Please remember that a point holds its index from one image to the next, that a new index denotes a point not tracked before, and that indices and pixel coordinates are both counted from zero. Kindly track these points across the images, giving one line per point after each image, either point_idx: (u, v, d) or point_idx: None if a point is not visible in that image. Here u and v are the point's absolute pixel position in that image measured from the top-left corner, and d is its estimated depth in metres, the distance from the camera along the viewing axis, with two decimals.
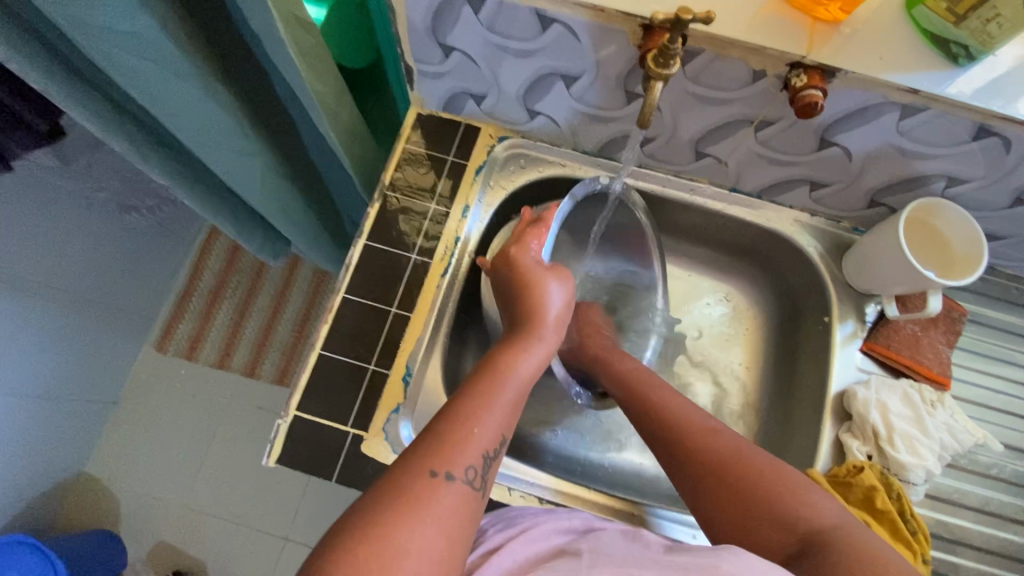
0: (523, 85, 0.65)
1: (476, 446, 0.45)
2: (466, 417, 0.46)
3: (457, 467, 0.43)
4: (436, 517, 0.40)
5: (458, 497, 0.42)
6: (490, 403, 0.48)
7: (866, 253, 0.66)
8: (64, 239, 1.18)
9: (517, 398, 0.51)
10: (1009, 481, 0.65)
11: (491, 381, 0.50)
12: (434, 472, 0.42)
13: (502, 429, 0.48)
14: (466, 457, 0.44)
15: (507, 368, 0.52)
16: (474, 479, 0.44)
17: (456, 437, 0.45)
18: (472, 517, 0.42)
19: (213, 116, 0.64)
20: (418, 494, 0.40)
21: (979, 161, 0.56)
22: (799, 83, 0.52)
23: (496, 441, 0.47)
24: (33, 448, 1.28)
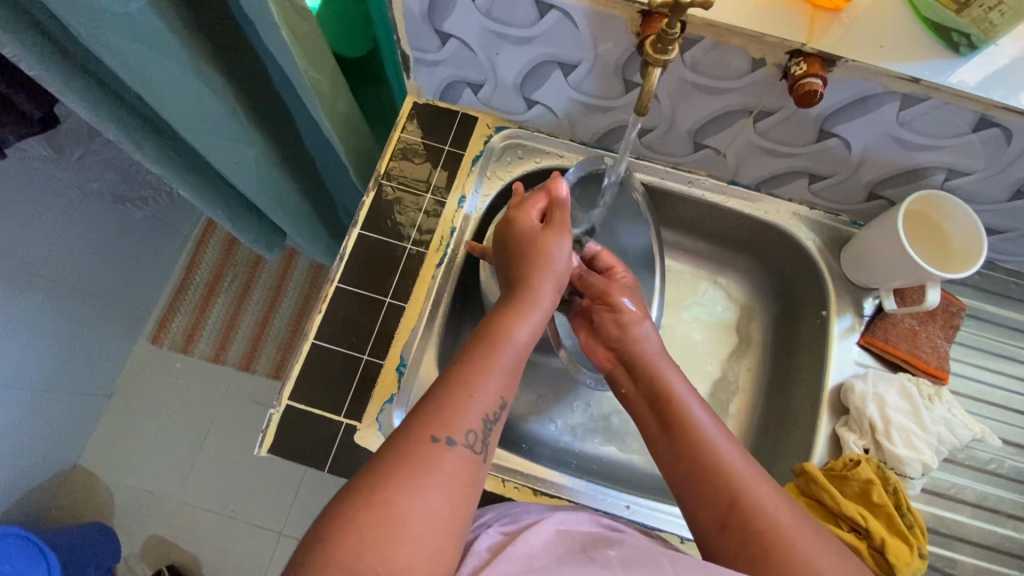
0: (520, 74, 0.64)
1: (476, 411, 0.45)
2: (464, 384, 0.46)
3: (456, 432, 0.43)
4: (437, 482, 0.41)
5: (459, 462, 0.42)
6: (488, 366, 0.48)
7: (865, 246, 0.65)
8: (57, 230, 1.17)
9: (518, 361, 0.50)
10: (1007, 476, 0.64)
11: (488, 345, 0.49)
12: (436, 438, 0.42)
13: (503, 390, 0.47)
14: (464, 422, 0.44)
15: (505, 331, 0.51)
16: (475, 443, 0.43)
17: (456, 403, 0.44)
18: (475, 480, 0.43)
19: (207, 103, 0.63)
20: (419, 459, 0.41)
21: (979, 153, 0.56)
22: (799, 72, 0.51)
23: (498, 400, 0.47)
24: (26, 440, 1.27)
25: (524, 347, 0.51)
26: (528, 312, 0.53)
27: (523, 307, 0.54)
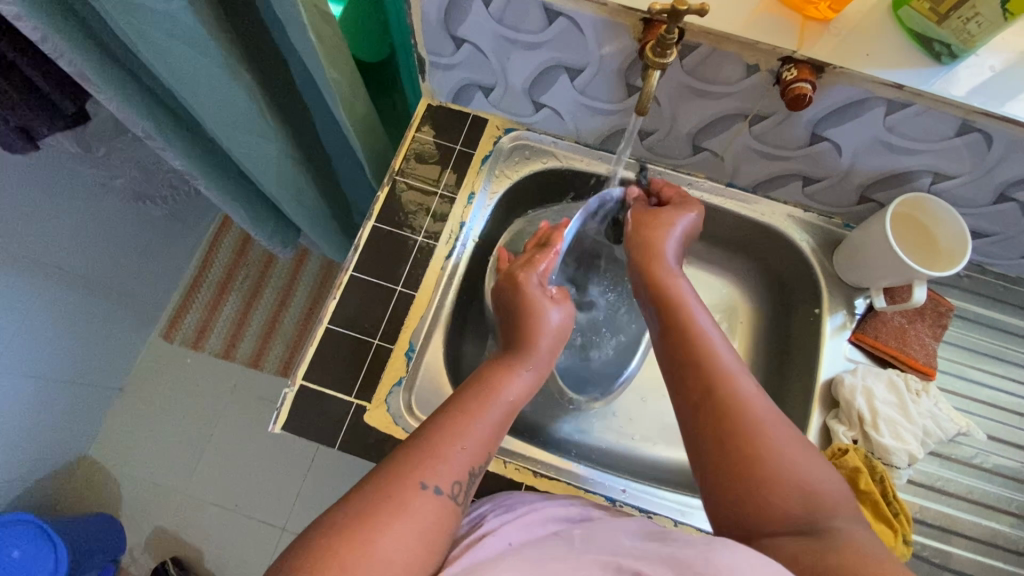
0: (529, 78, 0.68)
1: (462, 464, 0.49)
2: (454, 435, 0.50)
3: (443, 482, 0.48)
4: (416, 527, 0.44)
5: (438, 510, 0.46)
6: (477, 420, 0.52)
7: (856, 247, 0.68)
8: (79, 223, 1.21)
9: (503, 417, 0.54)
10: (993, 471, 0.66)
11: (477, 398, 0.54)
12: (424, 484, 0.47)
13: (487, 445, 0.52)
14: (450, 472, 0.48)
15: (493, 387, 0.55)
16: (457, 494, 0.48)
17: (443, 452, 0.49)
18: (449, 529, 0.47)
19: (235, 99, 0.67)
20: (404, 501, 0.45)
21: (963, 157, 0.59)
22: (790, 77, 0.54)
23: (481, 458, 0.51)
24: (39, 428, 1.30)
25: (510, 405, 0.55)
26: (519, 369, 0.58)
27: (519, 361, 0.58)
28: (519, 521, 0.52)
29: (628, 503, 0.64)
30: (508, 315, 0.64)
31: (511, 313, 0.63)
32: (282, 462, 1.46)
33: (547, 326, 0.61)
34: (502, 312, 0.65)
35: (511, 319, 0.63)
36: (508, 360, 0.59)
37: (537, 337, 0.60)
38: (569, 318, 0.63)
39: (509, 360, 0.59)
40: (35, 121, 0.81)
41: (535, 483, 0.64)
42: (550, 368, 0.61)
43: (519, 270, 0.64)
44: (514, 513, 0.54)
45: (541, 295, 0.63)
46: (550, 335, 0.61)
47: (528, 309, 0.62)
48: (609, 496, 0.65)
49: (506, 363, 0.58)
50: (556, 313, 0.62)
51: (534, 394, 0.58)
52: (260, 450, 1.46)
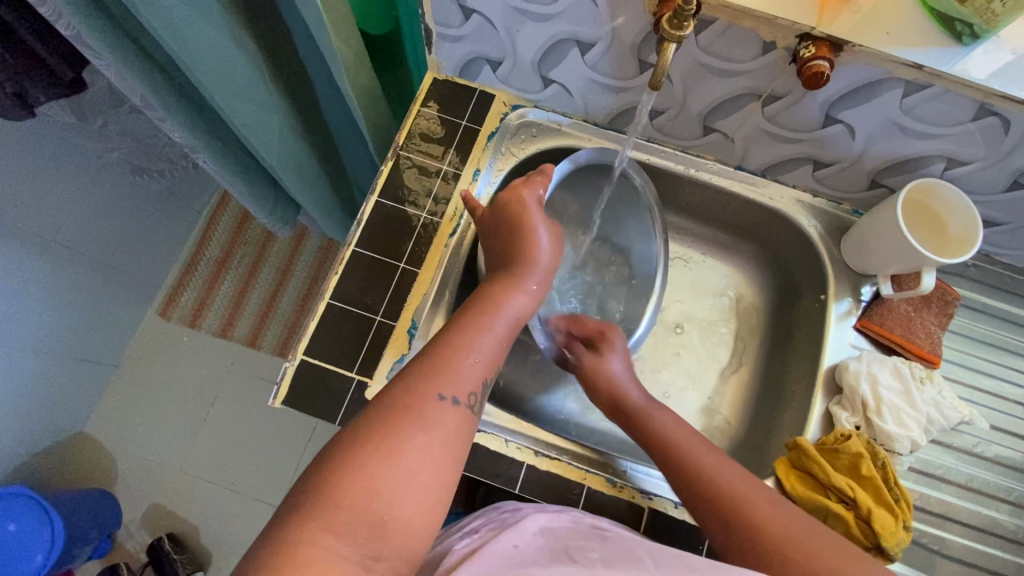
0: (539, 51, 0.66)
1: (477, 376, 0.50)
2: (462, 346, 0.50)
3: (460, 393, 0.48)
4: (436, 434, 0.45)
5: (458, 419, 0.47)
6: (484, 332, 0.53)
7: (865, 233, 0.67)
8: (73, 196, 1.18)
9: (508, 329, 0.56)
10: (993, 460, 0.66)
11: (486, 314, 0.54)
12: (442, 396, 0.46)
13: (497, 354, 0.53)
14: (467, 384, 0.48)
15: (497, 302, 0.56)
16: (473, 404, 0.49)
17: (454, 363, 0.49)
18: (468, 437, 0.47)
19: (235, 62, 0.65)
20: (425, 414, 0.45)
21: (977, 143, 0.58)
22: (808, 55, 0.53)
23: (491, 371, 0.52)
24: (35, 404, 1.29)
25: (516, 318, 0.56)
26: (526, 285, 0.59)
27: (524, 280, 0.59)
28: (521, 527, 0.53)
29: (630, 483, 0.64)
30: (502, 229, 0.62)
31: (508, 233, 0.62)
32: (280, 440, 1.45)
33: (541, 248, 0.61)
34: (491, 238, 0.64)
35: (502, 237, 0.62)
36: (515, 275, 0.59)
37: (538, 254, 0.61)
38: (556, 238, 0.64)
39: (515, 276, 0.59)
40: (31, 87, 0.79)
41: (536, 463, 0.64)
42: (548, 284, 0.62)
43: (521, 188, 0.63)
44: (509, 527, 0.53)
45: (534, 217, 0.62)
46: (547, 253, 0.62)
47: (523, 224, 0.61)
48: (611, 477, 0.64)
49: (512, 279, 0.59)
50: (545, 231, 0.62)
51: (536, 310, 0.60)
52: (258, 429, 1.46)
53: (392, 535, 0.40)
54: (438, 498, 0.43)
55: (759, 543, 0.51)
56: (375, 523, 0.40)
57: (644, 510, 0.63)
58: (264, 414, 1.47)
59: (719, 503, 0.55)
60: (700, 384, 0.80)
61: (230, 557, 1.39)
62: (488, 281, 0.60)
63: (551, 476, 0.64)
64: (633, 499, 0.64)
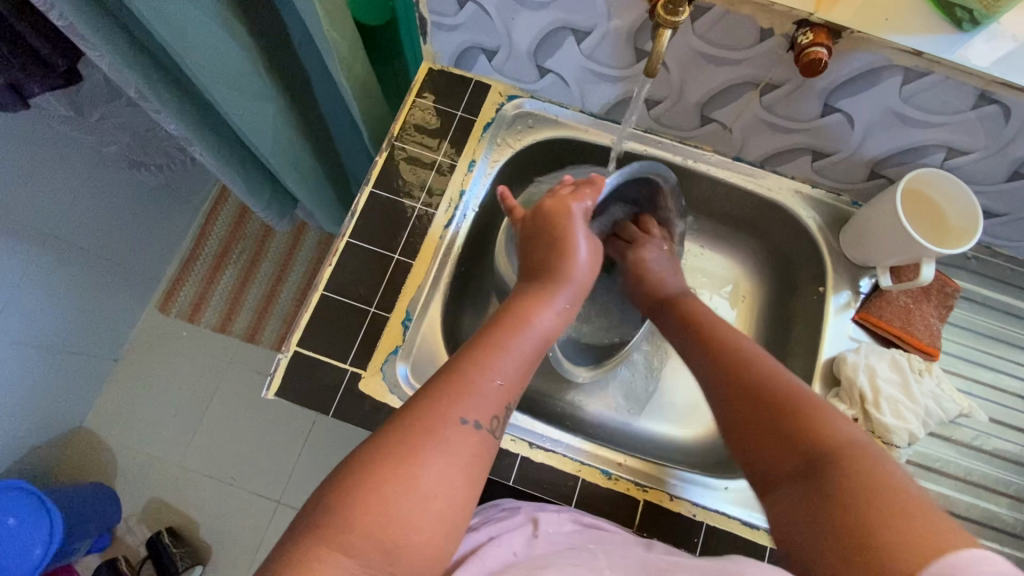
0: (534, 40, 0.66)
1: (500, 398, 0.48)
2: (486, 367, 0.48)
3: (483, 416, 0.46)
4: (456, 459, 0.43)
5: (479, 443, 0.45)
6: (509, 351, 0.50)
7: (863, 225, 0.67)
8: (69, 189, 1.18)
9: (536, 348, 0.53)
10: (992, 454, 0.66)
11: (510, 330, 0.52)
12: (464, 420, 0.45)
13: (522, 374, 0.51)
14: (490, 407, 0.47)
15: (524, 321, 0.53)
16: (495, 428, 0.47)
17: (476, 384, 0.47)
18: (488, 461, 0.46)
19: (228, 51, 0.65)
20: (446, 437, 0.43)
21: (978, 131, 0.57)
22: (806, 41, 0.52)
23: (515, 393, 0.50)
24: (33, 399, 1.29)
25: (544, 336, 0.54)
26: (554, 301, 0.56)
27: (551, 295, 0.57)
28: (520, 529, 0.53)
29: (625, 475, 0.64)
30: (540, 242, 0.61)
31: (546, 241, 0.61)
32: (279, 435, 1.45)
33: (576, 265, 0.59)
34: (532, 239, 0.62)
35: (536, 244, 0.61)
36: (541, 290, 0.57)
37: (571, 268, 0.59)
38: (595, 257, 0.62)
39: (542, 290, 0.57)
40: (25, 78, 0.78)
41: (531, 454, 0.64)
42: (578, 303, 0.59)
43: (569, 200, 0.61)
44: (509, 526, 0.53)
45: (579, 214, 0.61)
46: (580, 269, 0.60)
47: (564, 231, 0.60)
48: (605, 469, 0.64)
49: (539, 293, 0.57)
50: (585, 242, 0.60)
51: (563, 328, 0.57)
52: (257, 423, 1.46)
53: (404, 559, 0.39)
54: (455, 523, 0.42)
55: (759, 399, 0.51)
56: (388, 549, 0.39)
57: (639, 502, 0.63)
58: (263, 408, 1.47)
59: (731, 368, 0.55)
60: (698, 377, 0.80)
61: (229, 551, 1.39)
62: (517, 293, 0.58)
63: (547, 467, 0.64)
64: (627, 491, 0.63)
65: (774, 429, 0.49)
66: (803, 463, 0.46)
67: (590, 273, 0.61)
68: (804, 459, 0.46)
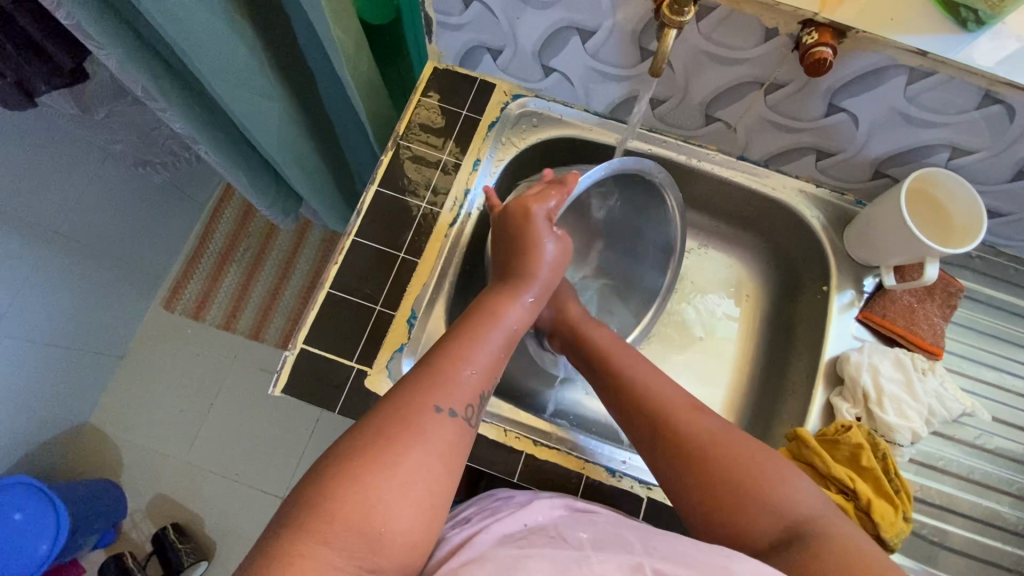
0: (540, 39, 0.66)
1: (474, 387, 0.48)
2: (458, 357, 0.49)
3: (457, 405, 0.46)
4: (433, 447, 0.43)
5: (455, 431, 0.45)
6: (482, 342, 0.51)
7: (867, 225, 0.67)
8: (75, 187, 1.19)
9: (507, 339, 0.54)
10: (995, 452, 0.66)
11: (482, 323, 0.53)
12: (438, 408, 0.45)
13: (496, 364, 0.52)
14: (463, 395, 0.47)
15: (493, 314, 0.54)
16: (470, 416, 0.47)
17: (449, 374, 0.48)
18: (466, 449, 0.46)
19: (235, 51, 0.65)
20: (421, 426, 0.44)
21: (982, 131, 0.58)
22: (811, 41, 0.52)
23: (489, 382, 0.50)
24: (39, 395, 1.30)
25: (514, 327, 0.54)
26: (523, 295, 0.57)
27: (522, 289, 0.57)
28: (507, 518, 0.51)
29: (628, 473, 0.64)
30: (510, 243, 0.61)
31: (510, 248, 0.60)
32: (283, 432, 1.46)
33: (543, 260, 0.59)
34: (500, 245, 0.62)
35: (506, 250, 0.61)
36: (511, 287, 0.57)
37: (539, 264, 0.59)
38: (565, 254, 0.61)
39: (514, 285, 0.58)
40: (32, 77, 0.78)
41: (535, 452, 0.64)
42: (545, 295, 0.60)
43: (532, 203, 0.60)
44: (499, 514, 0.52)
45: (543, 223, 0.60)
46: (547, 264, 0.60)
47: (528, 237, 0.59)
48: (609, 467, 0.64)
49: (508, 290, 0.57)
50: (553, 245, 0.60)
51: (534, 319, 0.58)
52: (261, 420, 1.47)
53: (387, 548, 0.39)
54: (436, 510, 0.42)
55: (698, 462, 0.51)
56: (370, 537, 0.39)
57: (643, 500, 0.63)
58: (267, 405, 1.48)
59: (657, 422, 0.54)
60: (701, 376, 0.80)
61: (234, 547, 1.40)
62: (487, 291, 0.58)
63: (551, 465, 0.64)
64: (631, 489, 0.64)
65: (723, 497, 0.49)
66: (774, 532, 0.47)
67: (558, 266, 0.61)
68: (776, 528, 0.47)
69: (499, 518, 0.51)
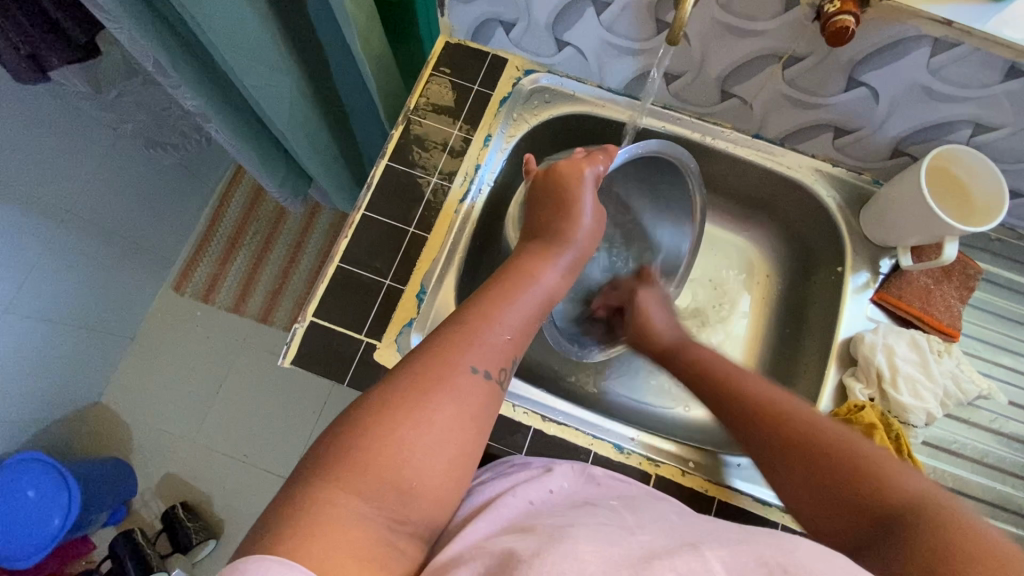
0: (554, 12, 0.65)
1: (507, 350, 0.48)
2: (494, 318, 0.49)
3: (492, 366, 0.46)
4: (465, 405, 0.43)
5: (486, 392, 0.45)
6: (515, 306, 0.51)
7: (886, 204, 0.65)
8: (87, 166, 1.19)
9: (539, 306, 0.53)
10: (1011, 437, 0.65)
11: (515, 285, 0.52)
12: (473, 368, 0.45)
13: (527, 329, 0.51)
14: (497, 357, 0.47)
15: (531, 277, 0.54)
16: (501, 379, 0.47)
17: (484, 335, 0.47)
18: (494, 410, 0.46)
19: (248, 22, 0.65)
20: (457, 384, 0.43)
21: (1006, 106, 0.56)
22: (832, 10, 0.51)
23: (520, 347, 0.50)
24: (51, 373, 1.31)
25: (547, 294, 0.54)
26: (555, 259, 0.57)
27: (555, 254, 0.57)
28: (534, 482, 0.51)
29: (637, 450, 0.64)
30: (546, 202, 0.60)
31: (552, 205, 0.60)
32: (291, 413, 1.47)
33: (581, 226, 0.59)
34: (536, 201, 0.62)
35: (541, 207, 0.61)
36: (544, 252, 0.57)
37: (575, 230, 0.59)
38: (601, 220, 0.61)
39: (546, 250, 0.57)
40: (46, 50, 0.78)
41: (543, 428, 0.64)
42: (580, 265, 0.59)
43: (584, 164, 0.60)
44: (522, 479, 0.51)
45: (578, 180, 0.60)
46: (586, 232, 0.59)
47: (571, 200, 0.59)
48: (617, 444, 0.64)
49: (542, 255, 0.56)
50: (591, 209, 0.60)
51: (567, 288, 0.57)
52: (269, 401, 1.48)
53: (416, 501, 0.39)
54: (463, 471, 0.42)
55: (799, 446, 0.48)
56: (402, 491, 0.38)
57: (651, 477, 0.63)
58: (275, 387, 1.49)
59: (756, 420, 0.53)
60: None
61: (242, 526, 1.41)
62: (520, 251, 0.58)
63: (558, 441, 0.64)
64: (639, 465, 0.64)
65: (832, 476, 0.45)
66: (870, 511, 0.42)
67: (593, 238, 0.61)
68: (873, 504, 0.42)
69: (529, 482, 0.50)
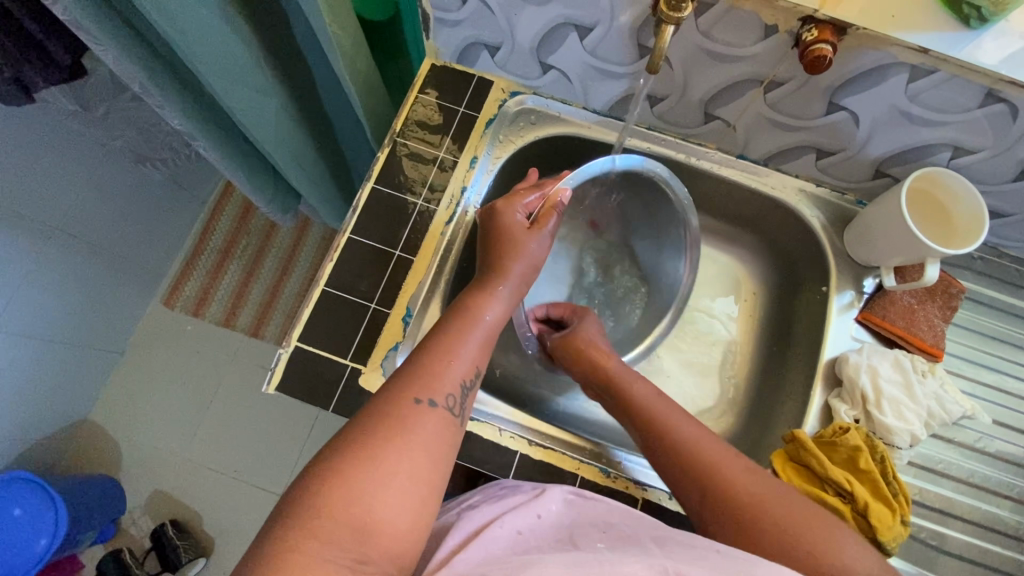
0: (537, 36, 0.65)
1: (455, 380, 0.49)
2: (440, 351, 0.50)
3: (438, 395, 0.47)
4: (417, 439, 0.44)
5: (437, 421, 0.46)
6: (460, 338, 0.52)
7: (869, 224, 0.66)
8: (75, 183, 1.18)
9: (487, 337, 0.55)
10: (996, 456, 0.65)
11: (459, 320, 0.54)
12: (419, 399, 0.46)
13: (477, 360, 0.52)
14: (444, 385, 0.48)
15: (472, 309, 0.56)
16: (453, 406, 0.48)
17: (431, 368, 0.49)
18: (453, 440, 0.46)
19: (231, 46, 0.64)
20: (405, 419, 0.44)
21: (985, 130, 0.57)
22: (810, 38, 0.51)
23: (472, 375, 0.51)
24: (38, 390, 1.29)
25: (490, 321, 0.56)
26: (496, 289, 0.59)
27: (494, 282, 0.59)
28: (518, 513, 0.50)
29: (624, 473, 0.64)
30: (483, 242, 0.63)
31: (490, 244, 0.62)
32: (282, 428, 1.46)
33: (520, 250, 0.61)
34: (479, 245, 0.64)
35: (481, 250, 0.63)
36: (484, 283, 0.59)
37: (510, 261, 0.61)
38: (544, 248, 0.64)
39: (486, 281, 0.59)
40: (30, 72, 0.78)
41: (531, 452, 0.64)
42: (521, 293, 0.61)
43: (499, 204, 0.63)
44: (511, 506, 0.51)
45: (523, 229, 0.63)
46: (525, 260, 0.62)
47: (501, 236, 0.62)
48: (604, 467, 0.64)
49: (483, 286, 0.59)
50: (532, 240, 0.62)
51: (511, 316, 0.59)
52: (261, 416, 1.47)
53: (378, 538, 0.39)
54: (426, 501, 0.42)
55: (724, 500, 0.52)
56: (359, 529, 0.38)
57: (637, 500, 0.63)
58: (266, 402, 1.48)
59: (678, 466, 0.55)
60: (700, 375, 0.80)
61: (232, 544, 1.40)
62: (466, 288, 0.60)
63: (545, 465, 0.64)
64: (627, 489, 0.63)
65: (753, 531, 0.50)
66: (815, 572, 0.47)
67: (536, 261, 0.63)
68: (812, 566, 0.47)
69: (516, 511, 0.50)
